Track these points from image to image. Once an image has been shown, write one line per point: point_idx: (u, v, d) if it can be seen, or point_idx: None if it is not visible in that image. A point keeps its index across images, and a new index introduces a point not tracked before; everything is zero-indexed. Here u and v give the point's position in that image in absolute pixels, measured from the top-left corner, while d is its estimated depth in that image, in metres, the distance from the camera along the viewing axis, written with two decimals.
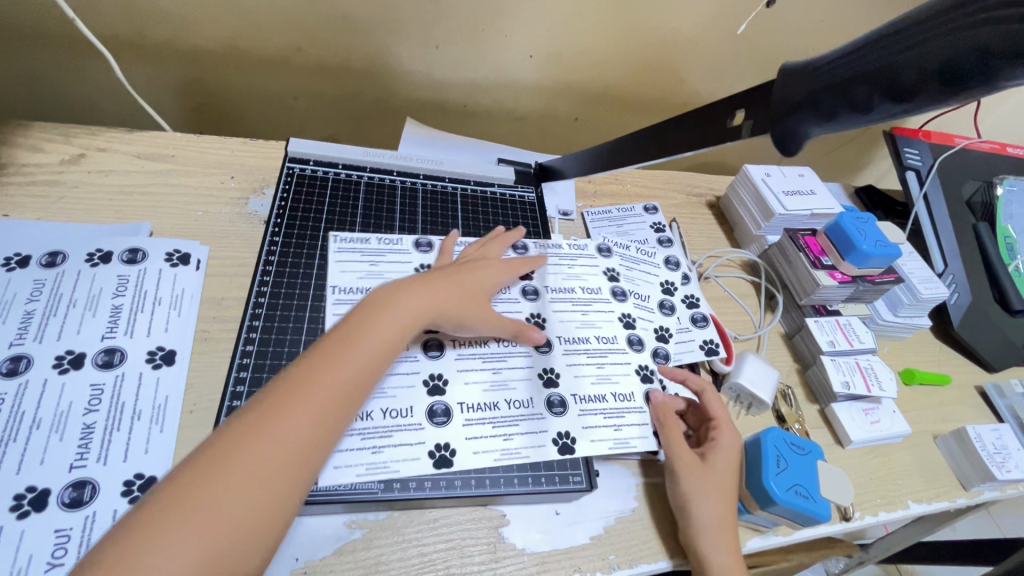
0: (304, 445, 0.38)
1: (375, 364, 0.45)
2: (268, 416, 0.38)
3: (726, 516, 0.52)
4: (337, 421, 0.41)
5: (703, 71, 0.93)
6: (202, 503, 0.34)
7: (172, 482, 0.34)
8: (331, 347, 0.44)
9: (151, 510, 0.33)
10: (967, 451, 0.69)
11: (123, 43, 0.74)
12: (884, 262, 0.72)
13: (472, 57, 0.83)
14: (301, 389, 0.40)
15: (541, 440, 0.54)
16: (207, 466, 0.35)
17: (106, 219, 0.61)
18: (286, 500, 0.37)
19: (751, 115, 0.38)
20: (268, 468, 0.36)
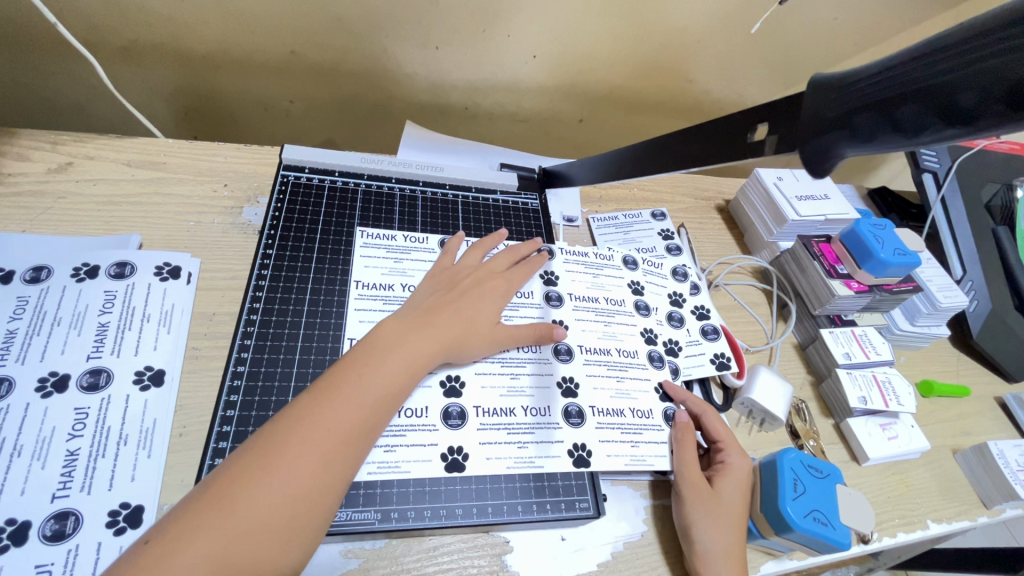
0: (304, 483, 0.36)
1: (380, 394, 0.43)
2: (265, 453, 0.37)
3: (733, 545, 0.49)
4: (340, 456, 0.39)
5: (711, 70, 0.90)
6: (193, 546, 0.32)
7: (166, 525, 0.33)
8: (334, 378, 0.42)
9: (143, 554, 0.32)
10: (988, 467, 0.67)
11: (112, 47, 0.71)
12: (903, 270, 0.69)
13: (473, 58, 0.80)
14: (300, 423, 0.39)
15: (553, 451, 0.52)
16: (204, 506, 0.34)
17: (94, 231, 0.58)
18: (286, 542, 0.35)
19: (776, 129, 0.35)
20: (265, 508, 0.35)
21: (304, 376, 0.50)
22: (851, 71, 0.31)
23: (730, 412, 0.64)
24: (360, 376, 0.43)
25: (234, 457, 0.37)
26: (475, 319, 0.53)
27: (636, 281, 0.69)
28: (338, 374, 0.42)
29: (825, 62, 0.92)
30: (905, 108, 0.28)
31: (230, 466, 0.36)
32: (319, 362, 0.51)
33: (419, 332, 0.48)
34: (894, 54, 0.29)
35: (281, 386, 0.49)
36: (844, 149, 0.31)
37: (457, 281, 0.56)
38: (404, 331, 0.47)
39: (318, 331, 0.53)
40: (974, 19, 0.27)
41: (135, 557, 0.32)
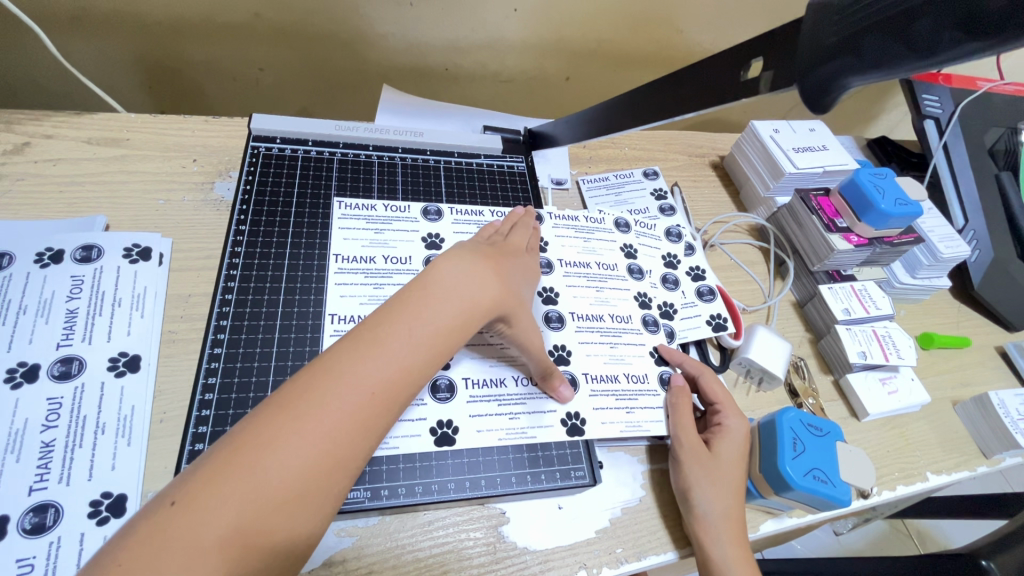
0: (341, 448, 0.33)
1: (428, 353, 0.38)
2: (301, 411, 0.32)
3: (732, 507, 0.48)
4: (381, 417, 0.35)
5: (704, 18, 0.85)
6: (221, 511, 0.28)
7: (189, 483, 0.29)
8: (377, 329, 0.37)
9: (164, 517, 0.28)
10: (989, 417, 0.66)
11: (61, 16, 0.66)
12: (904, 222, 0.67)
13: (451, 14, 0.75)
14: (340, 381, 0.34)
15: (547, 421, 0.50)
16: (236, 454, 0.30)
17: (57, 214, 0.55)
18: (319, 509, 0.32)
19: (773, 65, 0.33)
20: (300, 473, 0.31)
21: (284, 356, 0.48)
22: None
23: (727, 373, 0.63)
24: (408, 330, 0.37)
25: (265, 410, 0.32)
26: (516, 285, 0.48)
27: (628, 244, 0.66)
28: (383, 327, 0.37)
29: None
30: (922, 21, 0.27)
31: (261, 421, 0.32)
32: (299, 341, 0.49)
33: (469, 282, 0.42)
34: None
35: (261, 366, 0.48)
36: (849, 78, 0.29)
37: (496, 244, 0.51)
38: (455, 279, 0.42)
39: (298, 309, 0.51)
40: None
41: (153, 518, 0.28)
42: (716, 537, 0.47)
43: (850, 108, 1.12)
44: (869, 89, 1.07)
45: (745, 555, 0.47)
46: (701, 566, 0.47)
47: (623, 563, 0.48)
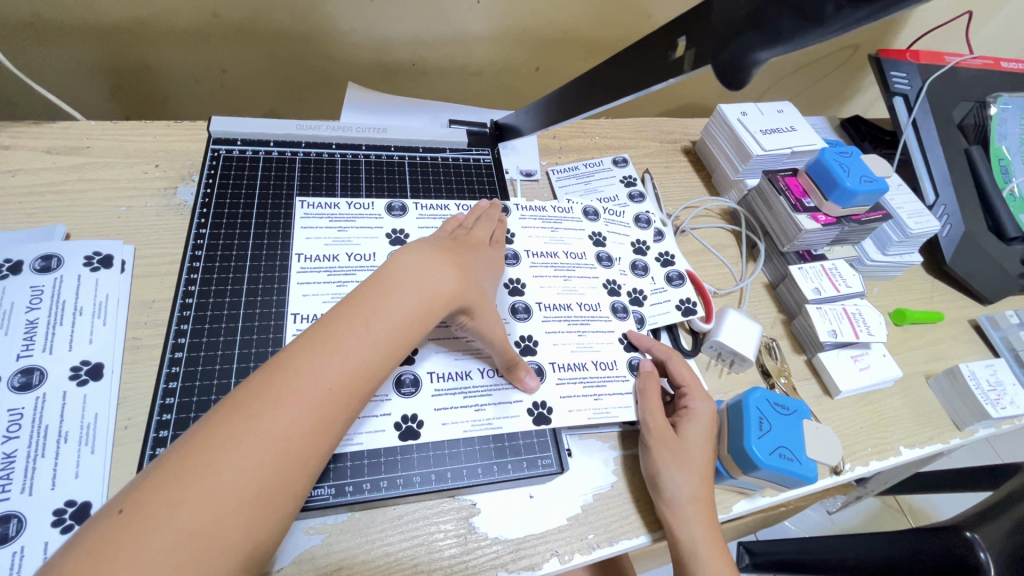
0: (298, 447, 0.32)
1: (388, 346, 0.37)
2: (255, 413, 0.32)
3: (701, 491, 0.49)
4: (341, 414, 0.34)
5: (669, 4, 0.85)
6: (173, 517, 0.27)
7: (138, 490, 0.28)
8: (334, 325, 0.36)
9: (114, 525, 0.27)
10: (960, 389, 0.67)
11: (14, 25, 0.66)
12: (870, 199, 0.67)
13: (412, 9, 0.75)
14: (295, 379, 0.33)
15: (514, 411, 0.50)
16: (187, 459, 0.29)
17: (16, 224, 0.55)
18: (277, 512, 0.31)
19: (694, 44, 0.36)
20: (255, 474, 0.30)
21: (246, 358, 0.48)
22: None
23: (699, 357, 0.63)
24: (366, 325, 0.37)
25: (217, 413, 0.32)
26: (480, 277, 0.48)
27: (597, 232, 0.66)
28: (340, 323, 0.36)
29: None
30: None
31: (213, 424, 0.31)
32: (261, 342, 0.49)
33: (432, 273, 0.41)
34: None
35: (223, 368, 0.47)
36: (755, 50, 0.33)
37: (459, 239, 0.50)
38: (415, 271, 0.41)
39: (260, 310, 0.51)
40: None
41: (101, 527, 0.27)
42: (687, 521, 0.47)
43: (824, 89, 1.12)
44: (840, 69, 1.08)
45: (715, 535, 0.48)
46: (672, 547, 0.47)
47: (595, 548, 0.49)
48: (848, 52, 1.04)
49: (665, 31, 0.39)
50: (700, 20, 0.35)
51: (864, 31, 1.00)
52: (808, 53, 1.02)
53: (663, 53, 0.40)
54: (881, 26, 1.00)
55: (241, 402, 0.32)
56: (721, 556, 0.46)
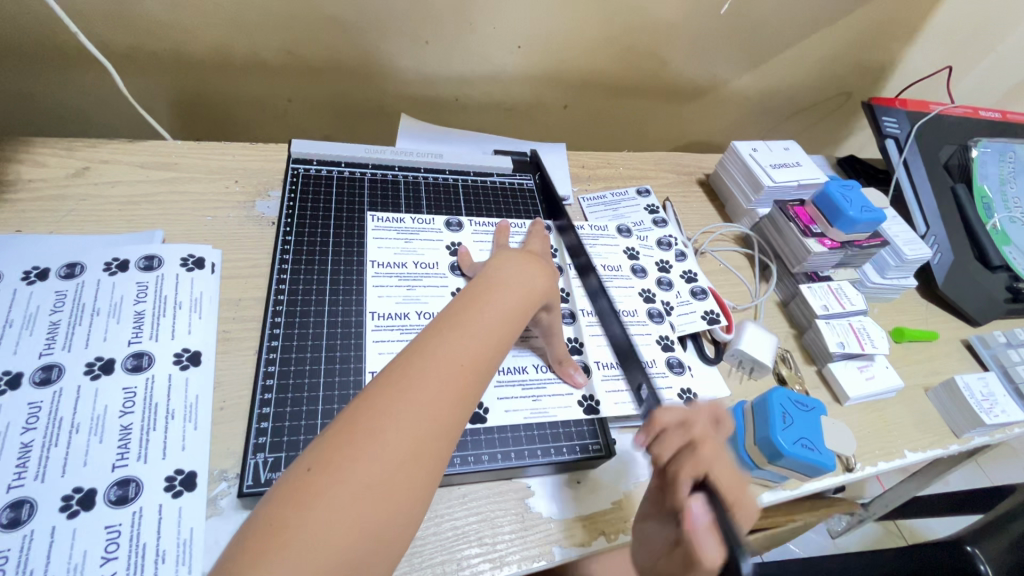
0: (443, 414, 0.36)
1: (499, 332, 0.42)
2: (405, 385, 0.36)
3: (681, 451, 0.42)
4: (473, 387, 0.38)
5: (685, 53, 0.96)
6: (355, 469, 0.31)
7: (319, 450, 0.32)
8: (454, 316, 0.41)
9: (305, 480, 0.31)
10: (957, 400, 0.73)
11: (114, 54, 0.74)
12: (869, 227, 0.76)
13: (462, 50, 0.85)
14: (433, 357, 0.38)
15: (568, 402, 0.57)
16: (355, 425, 0.33)
17: (117, 229, 0.61)
18: (433, 470, 0.34)
19: None
20: (412, 436, 0.34)
21: (332, 348, 0.54)
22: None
23: (722, 364, 0.69)
24: (478, 315, 0.42)
25: (371, 389, 0.36)
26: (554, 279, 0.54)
27: (631, 247, 0.75)
28: (458, 313, 0.42)
29: (786, 41, 0.99)
30: None
31: (369, 397, 0.35)
32: (346, 335, 0.56)
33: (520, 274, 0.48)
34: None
35: (314, 356, 0.54)
36: None
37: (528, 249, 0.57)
38: (508, 273, 0.47)
39: (341, 307, 0.57)
40: None
41: (295, 480, 0.31)
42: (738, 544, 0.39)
43: (821, 131, 1.22)
44: (836, 114, 1.19)
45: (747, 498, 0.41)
46: None
47: None
48: (841, 99, 1.15)
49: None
50: None
51: (855, 80, 1.11)
52: (805, 98, 1.13)
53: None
54: (870, 76, 1.11)
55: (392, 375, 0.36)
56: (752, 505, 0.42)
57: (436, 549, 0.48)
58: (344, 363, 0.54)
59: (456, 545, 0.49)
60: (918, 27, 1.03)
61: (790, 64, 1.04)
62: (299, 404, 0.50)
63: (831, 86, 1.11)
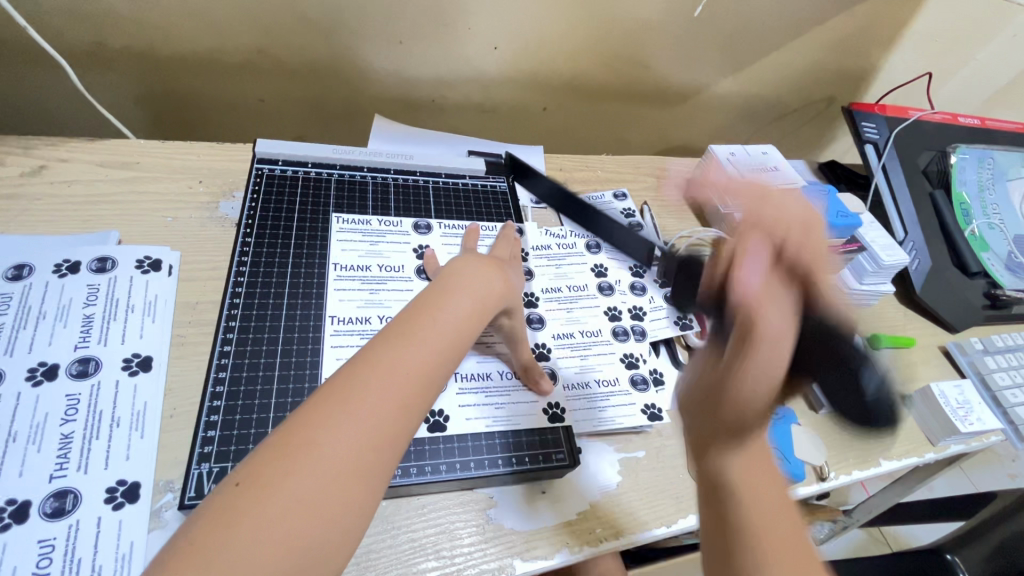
0: (388, 422, 0.34)
1: (453, 337, 0.41)
2: (349, 394, 0.34)
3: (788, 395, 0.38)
4: (423, 394, 0.37)
5: (665, 56, 0.95)
6: (287, 484, 0.30)
7: (252, 464, 0.31)
8: (406, 322, 0.40)
9: (233, 496, 0.29)
10: (932, 408, 0.73)
11: (79, 51, 0.72)
12: (846, 232, 0.75)
13: (438, 51, 0.83)
14: (380, 364, 0.36)
15: (531, 409, 0.56)
16: (291, 437, 0.32)
17: (72, 230, 0.59)
18: (375, 483, 0.33)
19: None
20: (353, 448, 0.32)
21: (288, 352, 0.53)
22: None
23: None
24: (433, 321, 0.41)
25: (314, 398, 0.34)
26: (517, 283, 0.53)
27: (598, 264, 0.73)
28: (410, 319, 0.40)
29: (766, 45, 0.99)
30: None
31: (310, 407, 0.34)
32: (302, 339, 0.54)
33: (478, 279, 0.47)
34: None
35: (268, 361, 0.52)
36: None
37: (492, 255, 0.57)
38: (465, 277, 0.46)
39: (300, 311, 0.56)
40: None
41: (223, 496, 0.29)
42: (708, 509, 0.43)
43: (804, 136, 1.22)
44: (818, 119, 1.18)
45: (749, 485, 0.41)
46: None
47: (604, 541, 0.52)
48: (823, 105, 1.15)
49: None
50: None
51: (836, 85, 1.11)
52: (786, 103, 1.12)
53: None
54: (851, 82, 1.11)
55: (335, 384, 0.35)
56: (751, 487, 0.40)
57: (391, 562, 0.46)
58: (299, 368, 0.52)
59: (412, 558, 0.47)
60: (899, 34, 1.03)
61: (771, 69, 1.04)
62: (249, 412, 0.49)
63: (811, 91, 1.11)
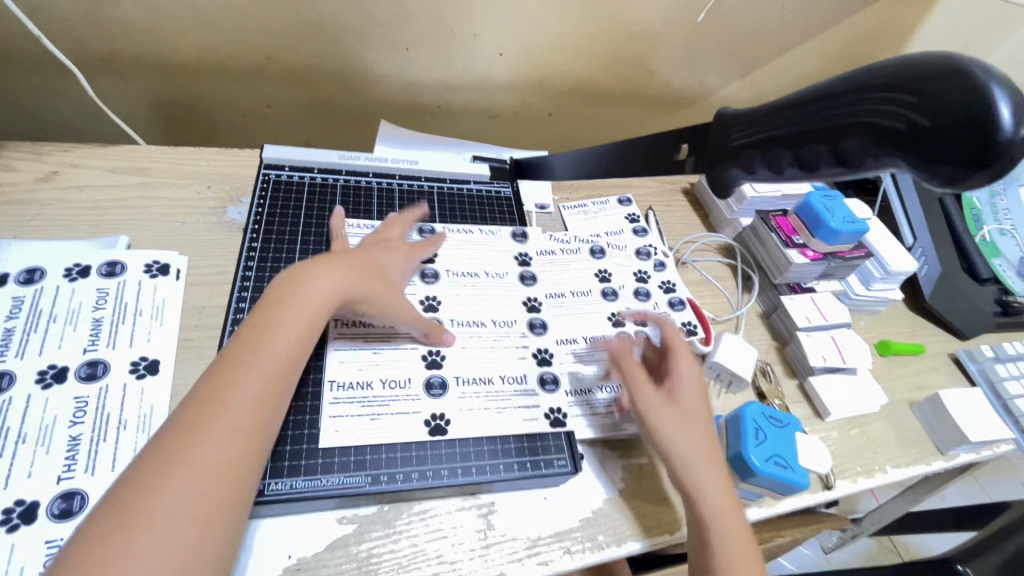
0: (234, 462, 0.37)
1: (273, 370, 0.43)
2: (194, 440, 0.37)
3: (710, 441, 0.53)
4: (255, 431, 0.40)
5: (671, 61, 0.95)
6: (145, 533, 0.32)
7: (103, 518, 0.33)
8: (228, 359, 0.42)
9: (89, 548, 0.32)
10: (941, 416, 0.72)
11: (92, 59, 0.74)
12: (854, 237, 0.74)
13: (444, 57, 0.84)
14: (222, 407, 0.39)
15: (534, 414, 0.56)
16: (143, 486, 0.34)
17: (82, 235, 0.60)
18: (232, 516, 0.36)
19: (694, 152, 0.55)
20: (198, 489, 0.35)
21: None
22: (755, 110, 0.45)
23: (699, 378, 0.68)
24: (261, 347, 0.43)
25: (157, 442, 0.37)
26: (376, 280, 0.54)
27: (602, 268, 0.73)
28: (238, 356, 0.42)
29: (773, 49, 0.98)
30: (816, 145, 0.40)
31: (161, 450, 0.36)
32: None
33: (318, 297, 0.48)
34: (778, 99, 0.43)
35: None
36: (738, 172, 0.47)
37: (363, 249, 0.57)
38: (307, 296, 0.47)
39: None
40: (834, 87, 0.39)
41: (81, 546, 0.32)
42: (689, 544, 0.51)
43: None
44: None
45: (731, 504, 0.50)
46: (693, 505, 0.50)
47: (605, 548, 0.52)
48: None
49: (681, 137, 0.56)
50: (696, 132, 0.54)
51: None
52: None
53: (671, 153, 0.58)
54: None
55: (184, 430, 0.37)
56: (725, 504, 0.49)
57: (392, 567, 0.47)
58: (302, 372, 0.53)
59: (413, 563, 0.47)
60: (907, 38, 1.03)
61: (778, 74, 1.04)
62: None
63: None
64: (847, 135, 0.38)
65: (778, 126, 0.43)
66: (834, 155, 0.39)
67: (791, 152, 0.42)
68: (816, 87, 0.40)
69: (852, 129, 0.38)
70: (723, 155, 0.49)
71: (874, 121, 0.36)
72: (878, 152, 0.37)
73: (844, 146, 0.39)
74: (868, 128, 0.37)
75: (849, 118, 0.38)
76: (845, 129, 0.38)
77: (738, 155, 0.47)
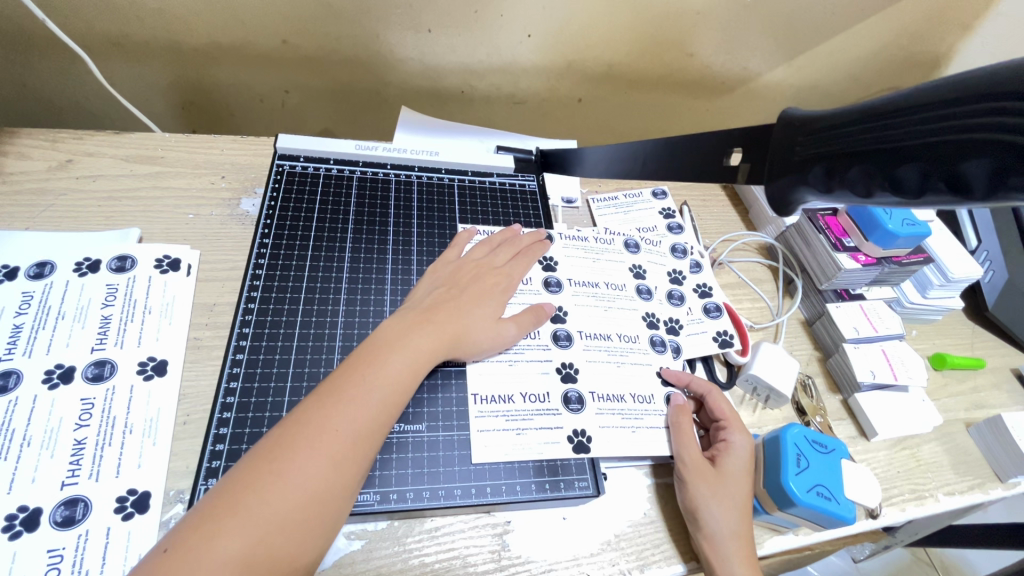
0: (320, 487, 0.37)
1: (380, 402, 0.42)
2: (287, 455, 0.37)
3: (741, 506, 0.49)
4: (349, 458, 0.39)
5: (713, 43, 0.88)
6: (225, 539, 0.33)
7: (201, 513, 0.35)
8: (341, 381, 0.42)
9: (186, 542, 0.33)
10: (1002, 439, 0.65)
11: (106, 42, 0.72)
12: (913, 242, 0.68)
13: (468, 40, 0.79)
14: (318, 427, 0.39)
15: (555, 437, 0.52)
16: (235, 492, 0.36)
17: (94, 226, 0.59)
18: (306, 542, 0.36)
19: (749, 160, 0.49)
20: (282, 507, 0.35)
21: (301, 363, 0.51)
22: (830, 121, 0.37)
23: (733, 390, 0.63)
24: (363, 377, 0.43)
25: (249, 458, 0.38)
26: (468, 310, 0.53)
27: (636, 264, 0.68)
28: (346, 379, 0.42)
29: (828, 30, 0.90)
30: (899, 170, 0.33)
31: (246, 468, 0.37)
32: (316, 349, 0.52)
33: (417, 333, 0.48)
34: (855, 110, 0.35)
35: (280, 372, 0.50)
36: (794, 195, 0.41)
37: (455, 277, 0.56)
38: (405, 334, 0.47)
39: (315, 319, 0.54)
40: (954, 87, 0.30)
41: (183, 536, 0.34)
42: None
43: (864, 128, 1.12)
44: None
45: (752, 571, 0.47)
46: (707, 565, 0.47)
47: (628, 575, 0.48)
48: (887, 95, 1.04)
49: (729, 142, 0.52)
50: (752, 150, 0.48)
51: (904, 74, 1.00)
52: (846, 94, 1.03)
53: (718, 158, 0.54)
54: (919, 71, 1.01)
55: (277, 444, 0.38)
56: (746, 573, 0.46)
57: None
58: (311, 380, 0.50)
59: None
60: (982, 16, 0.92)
61: (830, 56, 0.95)
62: (259, 425, 0.47)
63: (876, 80, 1.01)
64: (971, 153, 0.29)
65: (849, 141, 0.35)
66: (941, 178, 0.31)
67: (881, 170, 0.34)
68: (916, 97, 0.32)
69: (968, 148, 0.29)
70: (785, 170, 0.41)
71: (1006, 138, 0.28)
72: (1008, 179, 0.28)
73: (959, 169, 0.30)
74: (991, 146, 0.28)
75: (971, 133, 0.29)
76: (963, 146, 0.29)
77: (806, 169, 0.39)
